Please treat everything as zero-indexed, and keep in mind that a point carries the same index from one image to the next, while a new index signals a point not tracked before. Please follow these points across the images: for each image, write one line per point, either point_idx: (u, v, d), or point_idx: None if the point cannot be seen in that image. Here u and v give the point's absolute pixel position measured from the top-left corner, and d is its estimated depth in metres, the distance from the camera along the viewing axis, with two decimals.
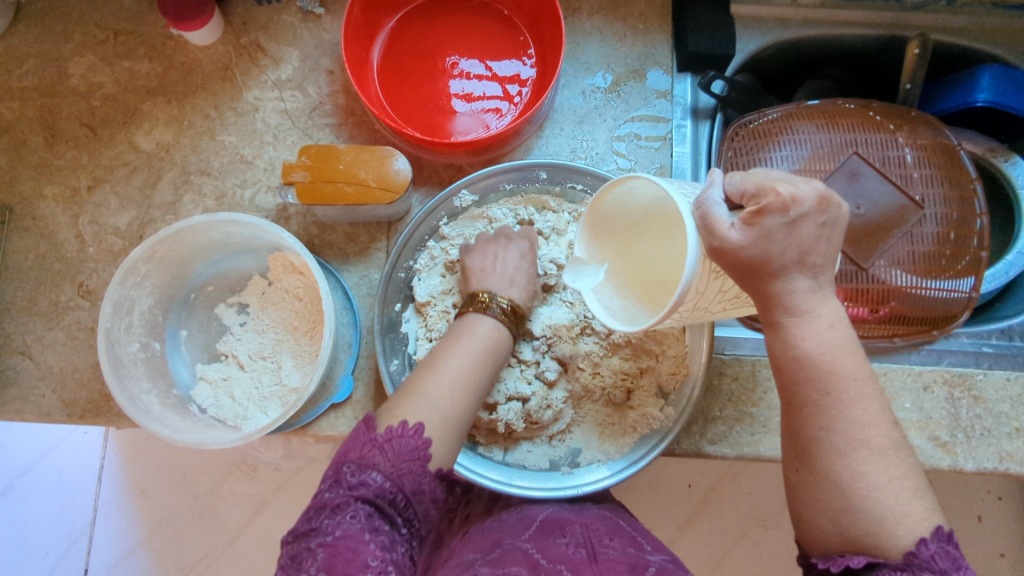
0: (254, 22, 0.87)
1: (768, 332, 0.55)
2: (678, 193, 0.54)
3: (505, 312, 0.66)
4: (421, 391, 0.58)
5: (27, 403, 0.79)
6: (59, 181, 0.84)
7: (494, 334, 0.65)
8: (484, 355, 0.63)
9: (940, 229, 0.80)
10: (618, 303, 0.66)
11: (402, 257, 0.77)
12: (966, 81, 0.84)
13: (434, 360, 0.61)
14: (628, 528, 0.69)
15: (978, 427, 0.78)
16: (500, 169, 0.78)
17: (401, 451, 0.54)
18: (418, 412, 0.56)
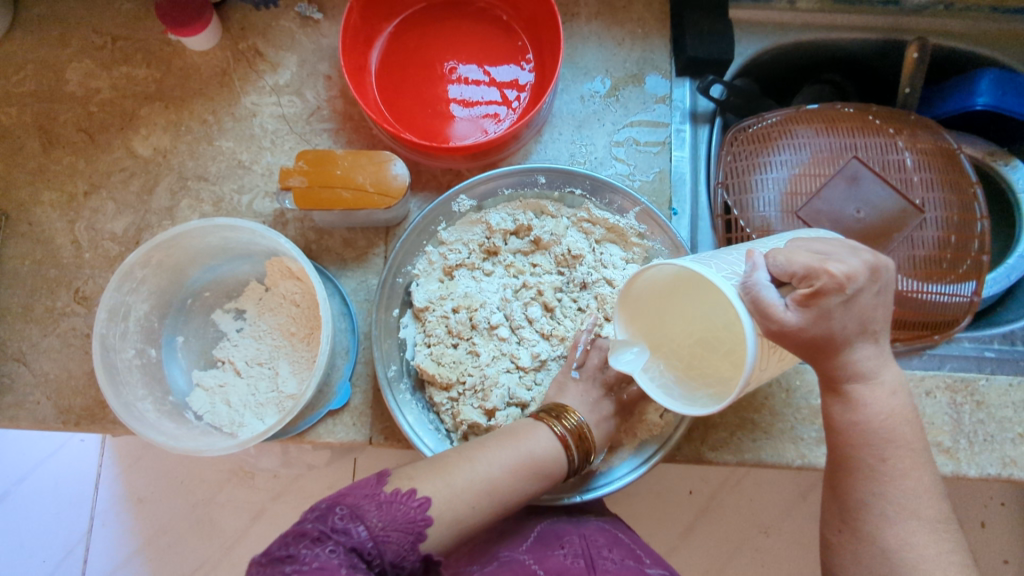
0: (252, 28, 0.87)
1: (828, 395, 0.58)
2: (721, 276, 0.53)
3: (576, 436, 0.64)
4: (451, 479, 0.57)
5: (21, 410, 0.78)
6: (56, 187, 0.84)
7: (555, 449, 0.63)
8: (537, 467, 0.61)
9: (941, 233, 0.80)
10: (680, 388, 0.64)
11: (400, 261, 0.76)
12: (966, 85, 0.84)
13: (474, 450, 0.60)
14: (627, 540, 0.68)
15: (981, 432, 0.77)
16: (498, 174, 0.77)
17: (397, 517, 0.53)
18: (443, 485, 0.56)
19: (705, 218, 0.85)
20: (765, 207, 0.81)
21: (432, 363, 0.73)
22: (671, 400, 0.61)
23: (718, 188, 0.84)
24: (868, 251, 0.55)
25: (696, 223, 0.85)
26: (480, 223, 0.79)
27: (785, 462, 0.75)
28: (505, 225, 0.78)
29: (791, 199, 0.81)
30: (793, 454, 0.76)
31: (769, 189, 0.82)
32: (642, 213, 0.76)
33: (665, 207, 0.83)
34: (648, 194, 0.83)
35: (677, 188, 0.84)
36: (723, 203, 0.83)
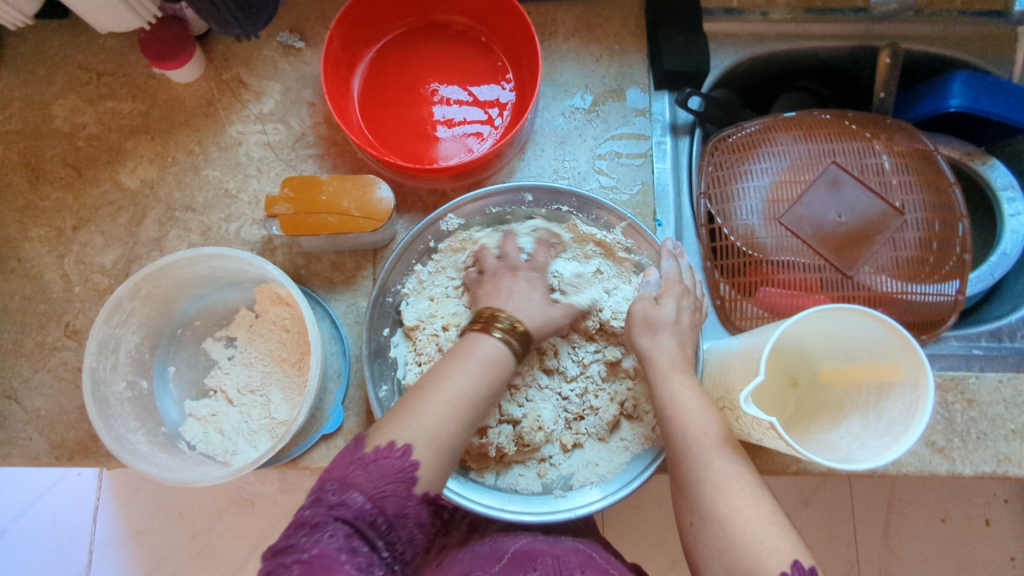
0: (235, 58, 0.88)
1: (870, 413, 0.61)
2: (838, 317, 0.60)
3: (512, 330, 0.64)
4: (416, 410, 0.58)
5: (14, 447, 0.78)
6: (44, 223, 0.85)
7: (502, 349, 0.63)
8: (487, 369, 0.61)
9: (922, 233, 0.81)
10: (858, 434, 0.61)
11: (389, 280, 0.77)
12: (939, 87, 0.85)
13: (428, 379, 0.61)
14: (602, 563, 0.68)
15: (974, 430, 0.77)
16: (487, 192, 0.78)
17: (386, 473, 0.54)
18: (416, 427, 0.57)
19: (690, 228, 0.87)
20: (748, 215, 0.82)
21: None
22: (866, 449, 0.58)
23: (701, 197, 0.84)
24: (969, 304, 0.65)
25: (681, 234, 0.86)
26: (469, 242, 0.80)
27: (780, 469, 0.76)
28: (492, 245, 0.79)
29: (774, 205, 0.82)
30: (788, 460, 0.76)
31: (752, 197, 0.83)
32: (628, 227, 0.77)
33: (649, 219, 0.84)
34: (633, 206, 0.84)
35: (661, 199, 0.85)
36: (706, 212, 0.84)
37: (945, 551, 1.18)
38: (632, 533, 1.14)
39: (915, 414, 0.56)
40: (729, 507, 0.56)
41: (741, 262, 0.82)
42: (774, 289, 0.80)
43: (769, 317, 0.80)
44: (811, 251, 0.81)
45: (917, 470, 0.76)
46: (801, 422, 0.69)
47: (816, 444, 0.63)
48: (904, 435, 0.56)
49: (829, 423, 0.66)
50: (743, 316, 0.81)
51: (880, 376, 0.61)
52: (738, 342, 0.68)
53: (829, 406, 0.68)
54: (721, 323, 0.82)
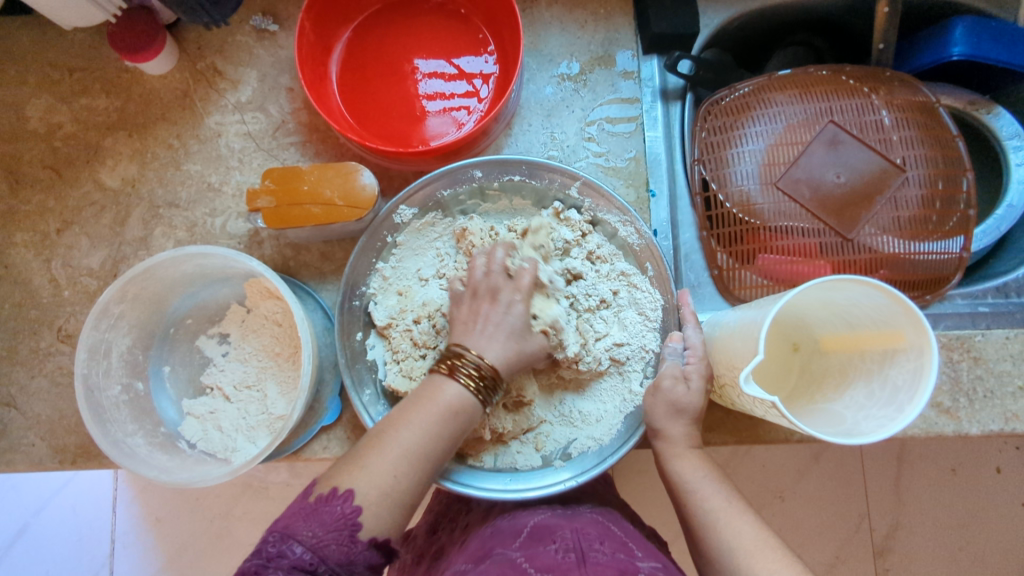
0: (209, 46, 0.85)
1: (876, 381, 0.60)
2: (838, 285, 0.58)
3: (478, 373, 0.60)
4: (366, 464, 0.56)
5: (17, 453, 0.78)
6: (28, 227, 0.83)
7: (462, 395, 0.60)
8: (445, 415, 0.59)
9: (924, 191, 0.78)
10: (862, 403, 0.60)
11: (354, 282, 0.74)
12: (941, 35, 0.81)
13: (371, 437, 0.58)
14: (619, 534, 0.67)
15: (980, 389, 0.76)
16: (431, 176, 0.74)
17: (326, 520, 0.53)
18: (358, 472, 0.55)
19: (684, 198, 0.84)
20: (743, 180, 0.80)
21: (403, 380, 0.71)
22: (870, 420, 0.57)
23: (695, 164, 0.82)
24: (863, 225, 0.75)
25: (676, 204, 0.84)
26: (427, 228, 0.77)
27: (784, 437, 0.76)
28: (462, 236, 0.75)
29: (770, 169, 0.80)
30: (791, 428, 0.76)
31: (747, 161, 0.80)
32: (583, 187, 0.75)
33: (641, 189, 0.82)
34: (624, 177, 0.82)
35: (653, 169, 0.83)
36: (701, 179, 0.82)
37: (955, 502, 1.18)
38: (640, 500, 1.15)
39: (920, 382, 0.55)
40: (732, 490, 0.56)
41: (739, 229, 0.80)
42: (773, 256, 0.78)
43: (769, 284, 0.79)
44: (810, 216, 0.78)
45: (923, 432, 0.75)
46: (801, 392, 0.68)
47: (820, 416, 0.62)
48: (910, 403, 0.55)
49: (832, 392, 0.65)
50: (743, 285, 0.80)
51: (884, 344, 0.59)
52: (736, 315, 0.66)
53: (832, 375, 0.67)
54: (721, 294, 0.81)
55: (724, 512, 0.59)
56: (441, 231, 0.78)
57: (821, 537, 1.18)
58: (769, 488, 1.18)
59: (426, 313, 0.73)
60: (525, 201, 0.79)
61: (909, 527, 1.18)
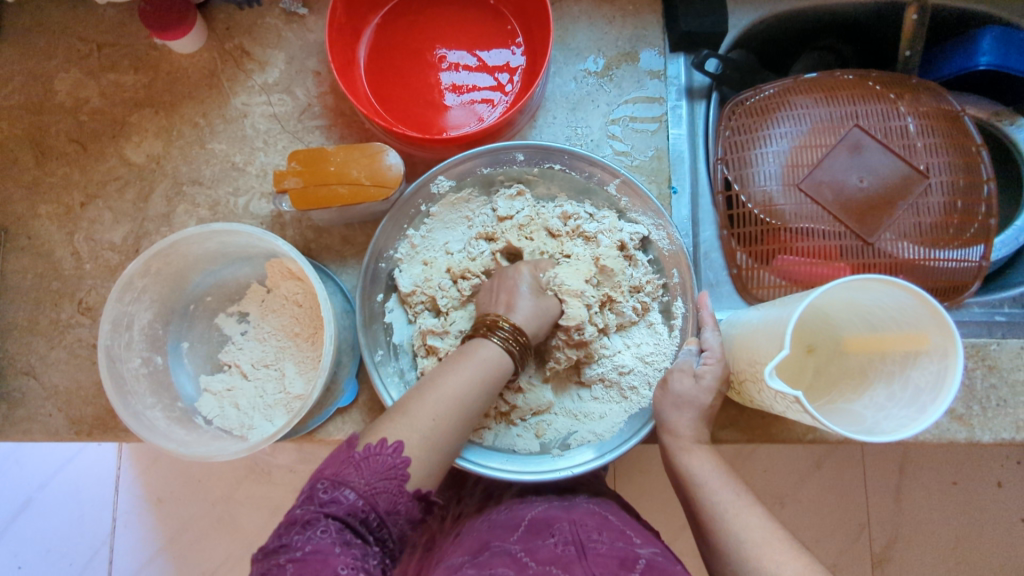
0: (237, 27, 0.85)
1: (896, 382, 0.60)
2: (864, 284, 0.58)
3: (512, 335, 0.62)
4: (408, 409, 0.57)
5: (34, 423, 0.79)
6: (52, 199, 0.84)
7: (499, 355, 0.61)
8: (485, 377, 0.60)
9: (947, 198, 0.79)
10: (882, 404, 0.61)
11: (383, 245, 0.75)
12: (967, 45, 0.82)
13: (427, 379, 0.60)
14: (616, 522, 0.68)
15: (994, 397, 0.76)
16: (476, 152, 0.75)
17: (377, 468, 0.53)
18: (405, 424, 0.56)
19: (706, 196, 0.85)
20: (766, 181, 0.80)
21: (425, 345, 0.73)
22: (891, 420, 0.58)
23: (718, 163, 0.82)
24: (881, 234, 0.78)
25: (696, 202, 0.84)
26: (462, 202, 0.78)
27: (796, 437, 0.76)
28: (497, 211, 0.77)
29: (793, 170, 0.80)
30: (803, 429, 0.76)
31: (770, 162, 0.81)
32: (622, 184, 0.75)
33: (663, 186, 0.82)
34: (647, 173, 0.82)
35: (676, 165, 0.83)
36: (723, 178, 0.82)
37: (954, 515, 1.18)
38: (641, 499, 1.15)
39: (943, 384, 0.55)
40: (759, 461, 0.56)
41: (758, 230, 0.80)
42: (793, 257, 0.79)
43: (787, 285, 0.79)
44: (831, 218, 0.79)
45: (935, 437, 0.75)
46: (821, 392, 0.69)
47: (837, 416, 0.63)
48: (932, 405, 0.55)
49: (852, 393, 0.65)
50: (760, 285, 0.80)
51: (905, 346, 0.60)
52: (759, 313, 0.67)
53: (851, 375, 0.67)
54: (739, 293, 0.82)
55: (737, 505, 0.59)
56: (475, 209, 0.79)
57: (818, 544, 1.18)
58: (769, 493, 1.18)
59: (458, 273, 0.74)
60: (561, 189, 0.79)
61: (908, 538, 1.18)
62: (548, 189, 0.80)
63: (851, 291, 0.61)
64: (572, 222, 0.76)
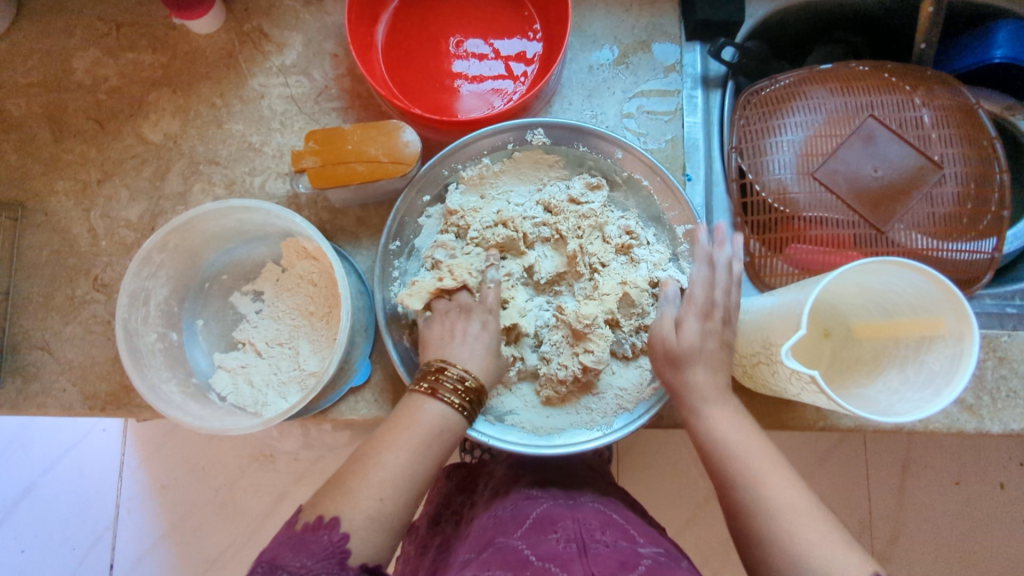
0: (256, 9, 0.86)
1: (911, 366, 0.61)
2: (887, 268, 0.58)
3: (460, 390, 0.62)
4: (350, 487, 0.55)
5: (48, 397, 0.80)
6: (69, 176, 0.84)
7: (445, 414, 0.61)
8: (429, 435, 0.60)
9: (960, 189, 0.79)
10: (896, 388, 0.61)
11: (452, 156, 0.76)
12: (982, 38, 0.83)
13: (368, 450, 0.58)
14: (621, 522, 0.68)
15: (1004, 388, 0.76)
16: (582, 126, 0.75)
17: (315, 548, 0.51)
18: (346, 500, 0.54)
19: (720, 184, 0.85)
20: (781, 169, 0.80)
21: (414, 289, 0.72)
22: (906, 403, 0.58)
23: (732, 152, 0.83)
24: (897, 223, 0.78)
25: (709, 190, 0.84)
26: (546, 165, 0.78)
27: (806, 424, 0.77)
28: (569, 192, 0.75)
29: (808, 159, 0.80)
30: (813, 416, 0.77)
31: (785, 151, 0.81)
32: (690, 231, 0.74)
33: (678, 173, 0.83)
34: (661, 160, 0.83)
35: (690, 154, 0.84)
36: (737, 167, 0.82)
37: (958, 513, 1.18)
38: (645, 491, 1.15)
39: (958, 366, 0.55)
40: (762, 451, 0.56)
41: (772, 218, 0.80)
42: (805, 246, 0.79)
43: (799, 274, 0.79)
44: (845, 207, 0.79)
45: (944, 427, 0.75)
46: (835, 377, 0.69)
47: (851, 400, 0.63)
48: (947, 387, 0.56)
49: (865, 378, 0.65)
50: (773, 273, 0.80)
51: (920, 330, 0.60)
52: (773, 299, 0.67)
53: (865, 361, 0.68)
54: (751, 281, 0.82)
55: None
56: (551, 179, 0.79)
57: None
58: None
59: (503, 219, 0.73)
60: (623, 194, 0.78)
61: (911, 535, 1.18)
62: (625, 201, 0.78)
63: (868, 275, 0.61)
64: (628, 238, 0.74)
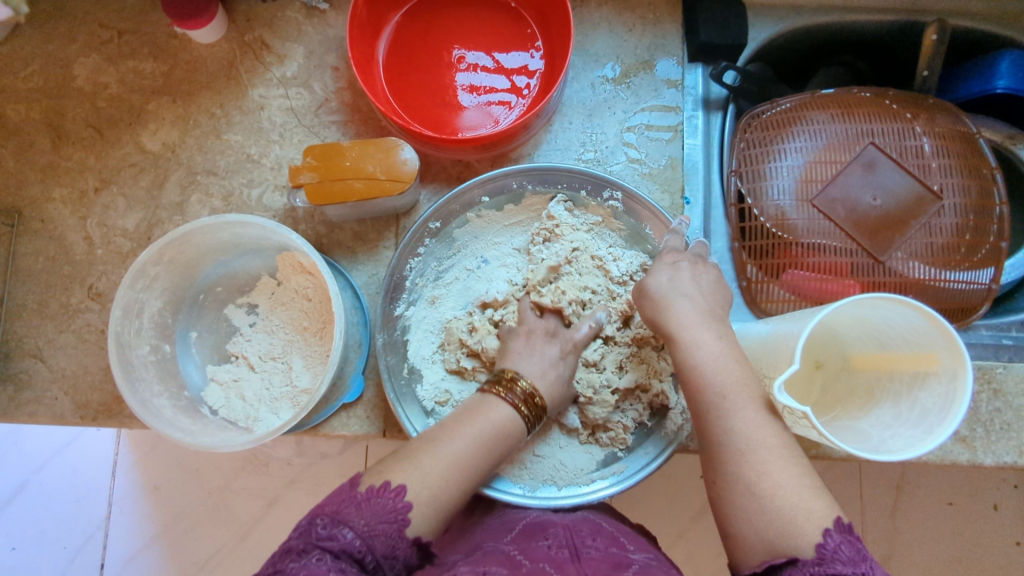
0: (258, 20, 0.86)
1: (905, 401, 0.60)
2: (884, 303, 0.58)
3: (529, 398, 0.63)
4: (418, 461, 0.57)
5: (39, 405, 0.79)
6: (66, 183, 0.84)
7: (513, 418, 0.62)
8: (494, 436, 0.60)
9: (959, 219, 0.79)
10: (889, 423, 0.61)
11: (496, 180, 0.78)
12: (985, 67, 0.83)
13: (435, 433, 0.60)
14: (609, 529, 0.68)
15: (998, 421, 0.76)
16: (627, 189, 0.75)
17: (377, 511, 0.53)
18: (414, 471, 0.56)
19: (719, 207, 0.84)
20: (780, 195, 0.80)
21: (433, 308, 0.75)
22: (898, 439, 0.58)
23: (731, 175, 0.82)
24: (894, 254, 0.78)
25: (709, 212, 0.84)
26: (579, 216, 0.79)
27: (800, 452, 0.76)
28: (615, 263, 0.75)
29: (807, 185, 0.80)
30: (807, 444, 0.77)
31: (785, 176, 0.81)
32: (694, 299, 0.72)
33: (677, 195, 0.82)
34: (660, 182, 0.83)
35: (689, 176, 0.83)
36: (736, 190, 0.82)
37: (950, 538, 1.18)
38: (638, 507, 1.15)
39: (951, 405, 0.55)
40: (761, 475, 0.54)
41: (770, 243, 0.80)
42: (803, 272, 0.79)
43: (795, 300, 0.79)
44: (842, 235, 0.79)
45: (937, 459, 0.75)
46: (827, 408, 0.69)
47: (845, 433, 0.63)
48: (939, 425, 0.55)
49: (858, 411, 0.65)
50: (769, 298, 0.80)
51: (914, 365, 0.60)
52: (768, 327, 0.67)
53: (858, 393, 0.67)
54: (747, 306, 0.81)
55: None
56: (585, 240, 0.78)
57: None
58: None
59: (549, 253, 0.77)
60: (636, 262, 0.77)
61: (903, 557, 1.18)
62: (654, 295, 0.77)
63: (867, 309, 0.60)
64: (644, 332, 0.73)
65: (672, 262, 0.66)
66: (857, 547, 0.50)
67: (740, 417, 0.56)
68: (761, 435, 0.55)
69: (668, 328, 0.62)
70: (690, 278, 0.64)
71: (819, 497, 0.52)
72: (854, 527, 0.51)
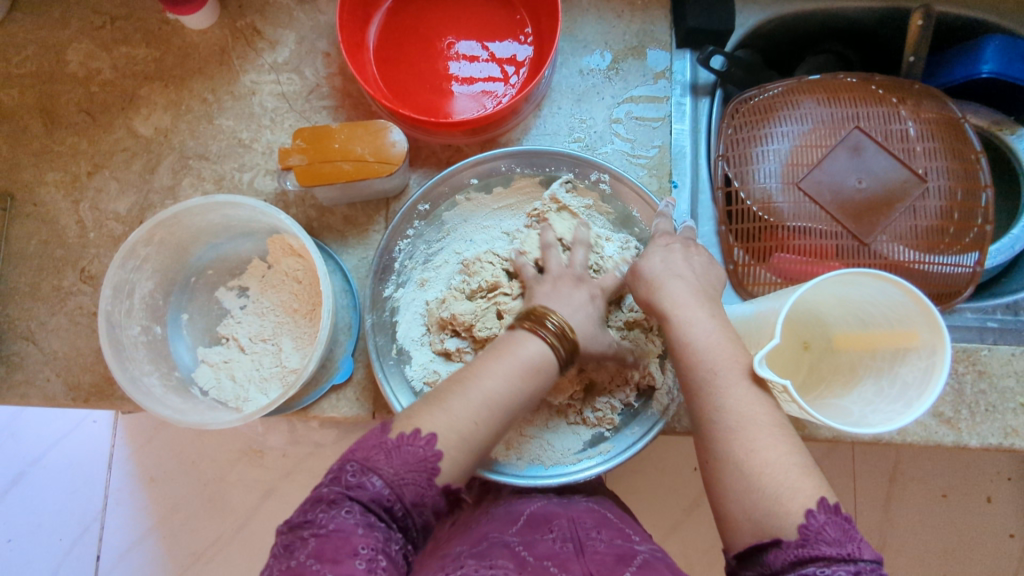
0: (250, 6, 0.86)
1: (885, 377, 0.61)
2: (864, 279, 0.59)
3: (560, 336, 0.61)
4: (448, 403, 0.56)
5: (32, 387, 0.80)
6: (59, 167, 0.85)
7: (545, 353, 0.60)
8: (527, 372, 0.58)
9: (944, 203, 0.79)
10: (870, 399, 0.61)
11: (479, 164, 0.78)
12: (971, 52, 0.83)
13: (472, 370, 0.59)
14: (613, 520, 0.68)
15: (983, 403, 0.77)
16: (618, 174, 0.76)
17: (409, 459, 0.53)
18: (441, 417, 0.55)
19: (705, 192, 0.85)
20: (766, 178, 0.81)
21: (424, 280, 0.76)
22: (878, 414, 0.59)
23: (718, 159, 0.83)
24: (880, 237, 0.79)
25: (696, 197, 0.85)
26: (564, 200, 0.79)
27: None
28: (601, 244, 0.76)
29: (794, 168, 0.81)
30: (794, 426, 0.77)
31: (771, 160, 0.81)
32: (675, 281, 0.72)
33: (664, 179, 0.83)
34: (648, 166, 0.83)
35: (677, 161, 0.84)
36: (723, 174, 0.83)
37: (943, 527, 1.18)
38: (631, 495, 1.16)
39: (930, 378, 0.56)
40: (743, 448, 0.54)
41: (756, 226, 0.81)
42: (789, 255, 0.79)
43: (781, 283, 0.80)
44: (828, 218, 0.79)
45: (922, 439, 0.76)
46: (810, 387, 0.69)
47: (827, 410, 0.63)
48: (918, 399, 0.56)
49: (840, 389, 0.66)
50: (756, 281, 0.80)
51: (895, 342, 0.61)
52: (753, 307, 0.67)
53: (842, 371, 0.68)
54: (734, 289, 0.82)
55: None
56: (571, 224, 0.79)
57: None
58: None
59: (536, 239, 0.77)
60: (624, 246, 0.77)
61: (896, 546, 1.18)
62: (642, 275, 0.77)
63: (849, 286, 0.61)
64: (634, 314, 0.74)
65: (665, 244, 0.67)
66: (843, 527, 0.50)
67: (731, 394, 0.56)
68: (752, 411, 0.55)
69: (661, 306, 0.62)
70: (682, 259, 0.65)
71: (805, 476, 0.52)
72: (842, 508, 0.51)
